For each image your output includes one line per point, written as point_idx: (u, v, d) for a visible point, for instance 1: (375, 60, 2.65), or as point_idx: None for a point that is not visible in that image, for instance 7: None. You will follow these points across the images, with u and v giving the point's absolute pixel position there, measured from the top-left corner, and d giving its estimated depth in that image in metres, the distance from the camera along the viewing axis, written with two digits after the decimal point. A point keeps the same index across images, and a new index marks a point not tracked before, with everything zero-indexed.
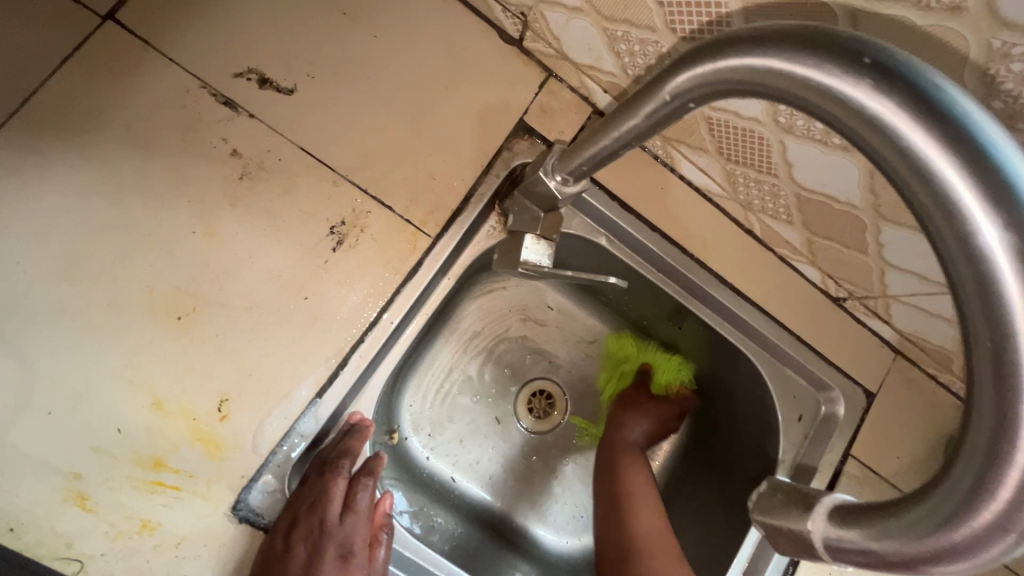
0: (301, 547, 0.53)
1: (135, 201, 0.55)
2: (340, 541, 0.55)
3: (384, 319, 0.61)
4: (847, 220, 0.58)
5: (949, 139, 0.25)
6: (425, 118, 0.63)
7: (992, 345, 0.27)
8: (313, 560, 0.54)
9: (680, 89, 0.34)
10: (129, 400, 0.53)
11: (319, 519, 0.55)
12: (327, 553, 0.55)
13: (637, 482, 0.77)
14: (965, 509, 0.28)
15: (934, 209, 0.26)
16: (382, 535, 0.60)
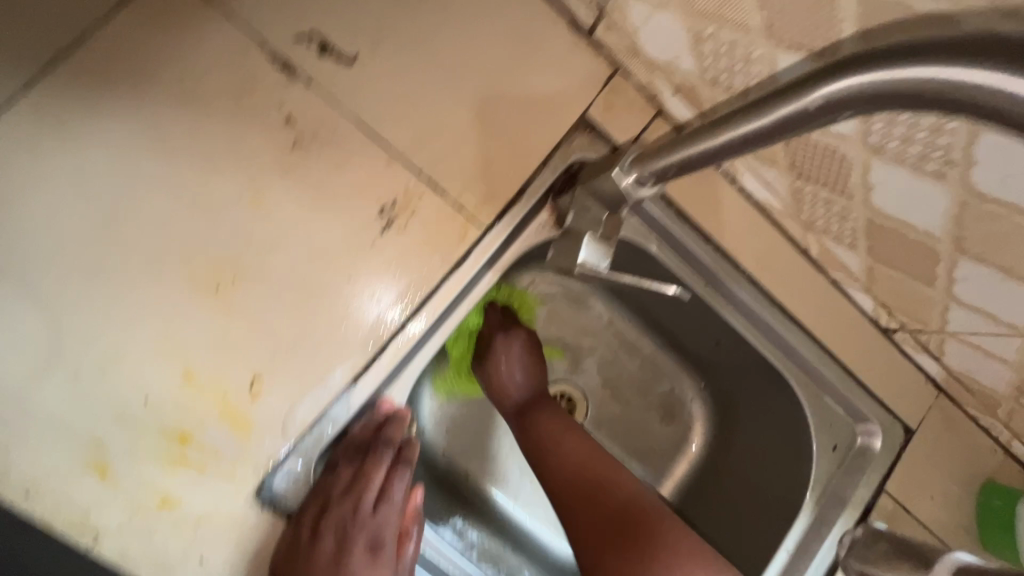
0: (330, 539, 0.54)
1: (183, 160, 0.52)
2: (371, 533, 0.56)
3: (414, 324, 0.57)
4: (920, 250, 0.55)
5: None
6: (489, 101, 0.60)
7: None
8: (342, 549, 0.54)
9: (828, 95, 0.30)
10: (159, 369, 0.50)
11: (353, 509, 0.55)
12: (357, 544, 0.55)
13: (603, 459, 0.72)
14: None
15: None
16: (411, 529, 0.59)
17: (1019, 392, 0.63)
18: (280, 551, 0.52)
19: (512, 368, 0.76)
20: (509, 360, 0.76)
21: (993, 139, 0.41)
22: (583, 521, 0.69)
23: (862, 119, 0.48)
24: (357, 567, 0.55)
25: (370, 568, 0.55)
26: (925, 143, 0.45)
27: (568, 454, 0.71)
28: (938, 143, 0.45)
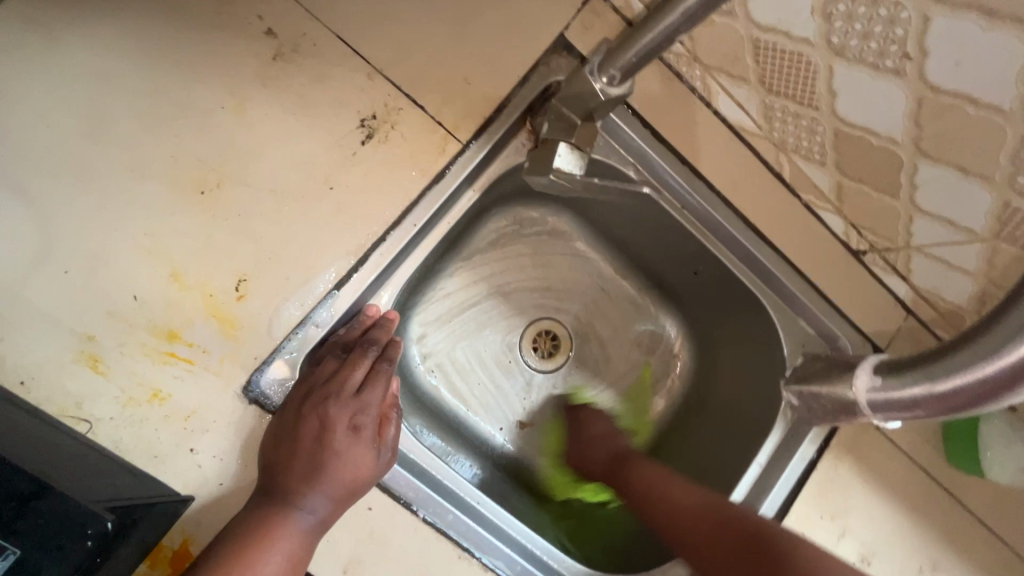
0: (314, 417, 0.55)
1: (167, 68, 0.53)
2: (353, 414, 0.56)
3: (393, 234, 0.59)
4: (884, 157, 0.57)
5: None
6: (466, 19, 0.61)
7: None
8: (325, 431, 0.55)
9: None
10: (148, 268, 0.52)
11: (336, 391, 0.56)
12: (339, 426, 0.55)
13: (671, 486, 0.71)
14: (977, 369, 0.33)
15: None
16: (392, 414, 0.60)
17: (980, 304, 0.65)
18: (268, 436, 0.54)
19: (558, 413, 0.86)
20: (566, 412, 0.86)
21: (947, 20, 0.42)
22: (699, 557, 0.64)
23: (823, 19, 0.49)
24: (343, 446, 0.55)
25: (354, 447, 0.55)
26: (882, 37, 0.47)
27: (684, 506, 0.68)
28: (894, 36, 0.46)
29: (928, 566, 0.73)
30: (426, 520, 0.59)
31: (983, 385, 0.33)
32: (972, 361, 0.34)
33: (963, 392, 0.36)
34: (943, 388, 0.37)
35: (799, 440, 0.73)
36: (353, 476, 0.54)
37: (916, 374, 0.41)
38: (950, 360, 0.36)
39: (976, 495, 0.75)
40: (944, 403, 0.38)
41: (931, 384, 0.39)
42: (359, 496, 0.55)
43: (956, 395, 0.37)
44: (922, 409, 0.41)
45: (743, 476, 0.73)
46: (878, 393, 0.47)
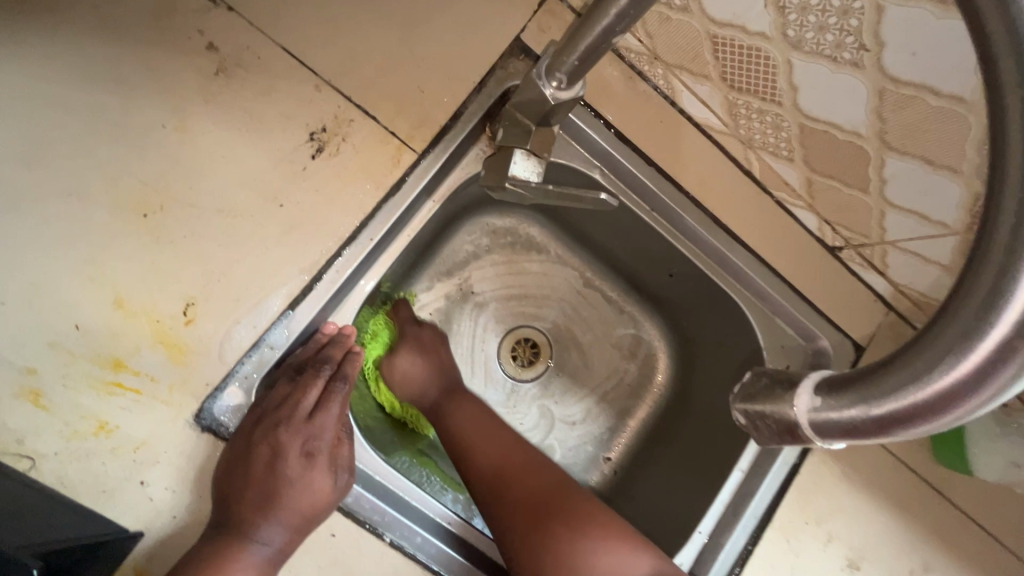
0: (265, 444, 0.54)
1: (104, 87, 0.52)
2: (306, 439, 0.56)
3: (349, 250, 0.58)
4: (850, 151, 0.55)
5: None
6: (418, 26, 0.59)
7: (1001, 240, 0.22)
8: (277, 457, 0.55)
9: None
10: (90, 296, 0.51)
11: (288, 416, 0.56)
12: (292, 451, 0.56)
13: (495, 436, 0.70)
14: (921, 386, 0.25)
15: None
16: (347, 435, 0.59)
17: None
18: (221, 467, 0.52)
19: (406, 363, 0.73)
20: (409, 353, 0.73)
21: (902, 9, 0.41)
22: (516, 498, 0.67)
23: (777, 11, 0.48)
24: (295, 471, 0.55)
25: (307, 471, 0.54)
26: (837, 29, 0.45)
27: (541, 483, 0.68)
28: (849, 27, 0.44)
29: (919, 568, 0.71)
30: (394, 544, 0.57)
31: (972, 378, 0.23)
32: (1007, 280, 0.22)
33: (1005, 351, 0.22)
34: (959, 370, 0.24)
35: (780, 443, 0.70)
36: (310, 502, 0.53)
37: (884, 379, 0.27)
38: (957, 316, 0.24)
39: (966, 493, 0.72)
40: (970, 395, 0.24)
41: (930, 376, 0.25)
42: (318, 523, 0.54)
43: (992, 370, 0.23)
44: (924, 422, 0.26)
45: (722, 486, 0.71)
46: (836, 433, 0.31)
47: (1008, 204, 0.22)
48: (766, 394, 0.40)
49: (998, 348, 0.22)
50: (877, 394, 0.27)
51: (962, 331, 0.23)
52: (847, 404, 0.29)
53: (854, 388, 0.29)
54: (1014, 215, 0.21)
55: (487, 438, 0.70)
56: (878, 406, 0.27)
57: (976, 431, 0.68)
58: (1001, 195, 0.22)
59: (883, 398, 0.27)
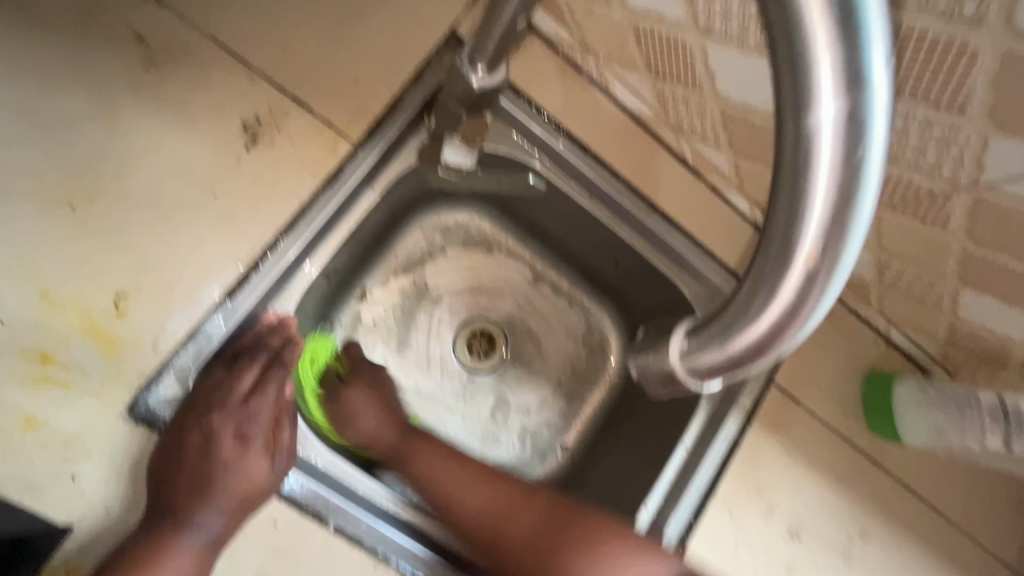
0: (198, 430, 0.54)
1: (29, 81, 0.51)
2: (240, 424, 0.57)
3: (287, 239, 0.58)
4: (767, 134, 0.58)
5: None
6: (351, 19, 0.61)
7: (790, 182, 0.22)
8: (210, 441, 0.55)
9: None
10: (15, 290, 0.50)
11: (221, 402, 0.56)
12: (226, 435, 0.56)
13: (457, 487, 0.66)
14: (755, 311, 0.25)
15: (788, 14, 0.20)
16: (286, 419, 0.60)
17: (881, 272, 0.67)
18: (155, 458, 0.51)
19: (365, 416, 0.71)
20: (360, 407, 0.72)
21: None
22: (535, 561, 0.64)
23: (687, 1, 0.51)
24: (229, 455, 0.56)
25: (241, 456, 0.55)
26: (740, 16, 0.48)
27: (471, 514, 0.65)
28: (749, 14, 0.47)
29: (857, 534, 0.74)
30: (338, 531, 0.57)
31: (794, 296, 0.24)
32: (797, 212, 0.23)
33: (812, 273, 0.23)
34: (783, 298, 0.24)
35: (721, 420, 0.73)
36: (246, 484, 0.53)
37: (728, 317, 0.26)
38: (766, 246, 0.24)
39: (898, 460, 0.76)
40: (795, 317, 0.24)
41: (762, 306, 0.24)
42: (256, 506, 0.54)
43: (806, 291, 0.24)
44: (768, 352, 0.25)
45: (670, 459, 0.73)
46: (706, 374, 0.28)
47: (790, 128, 0.22)
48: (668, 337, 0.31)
49: (807, 270, 0.23)
50: (729, 328, 0.26)
51: (774, 262, 0.24)
52: (705, 346, 0.27)
53: (718, 327, 0.27)
54: (794, 149, 0.22)
55: (465, 488, 0.66)
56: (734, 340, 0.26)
57: (903, 401, 0.72)
58: (783, 127, 0.22)
59: (735, 330, 0.26)
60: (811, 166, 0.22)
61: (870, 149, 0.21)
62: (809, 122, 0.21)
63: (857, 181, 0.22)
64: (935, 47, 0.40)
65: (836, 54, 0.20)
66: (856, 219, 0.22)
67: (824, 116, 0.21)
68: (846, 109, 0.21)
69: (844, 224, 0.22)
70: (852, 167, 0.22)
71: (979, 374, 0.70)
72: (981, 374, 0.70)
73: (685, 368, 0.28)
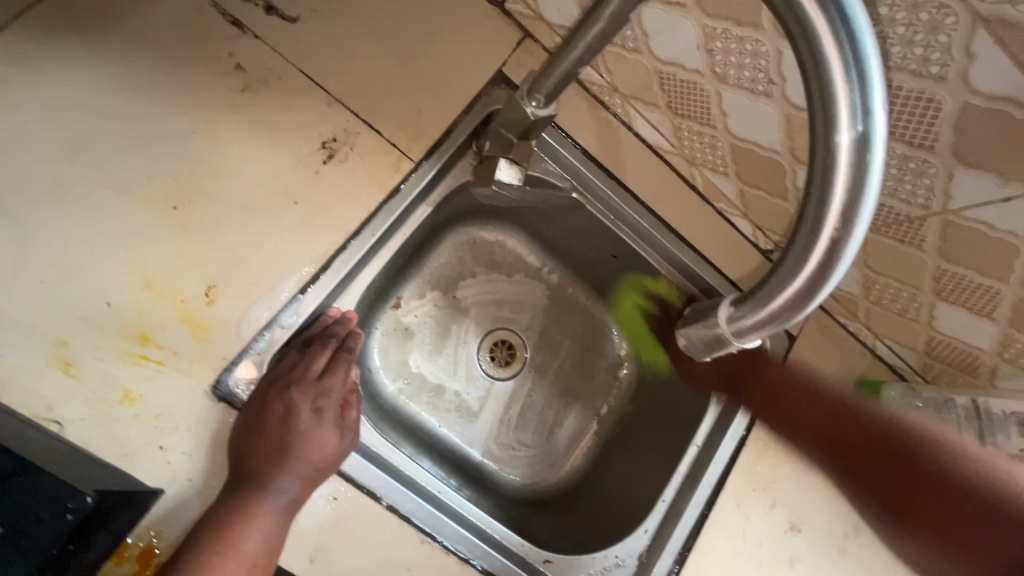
0: (278, 402, 0.59)
1: (143, 98, 0.59)
2: (315, 398, 0.61)
3: (355, 243, 0.66)
4: (771, 165, 0.68)
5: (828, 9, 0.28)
6: (415, 57, 0.70)
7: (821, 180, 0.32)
8: (289, 413, 0.59)
9: None
10: (121, 277, 0.56)
11: (299, 378, 0.61)
12: (303, 408, 0.60)
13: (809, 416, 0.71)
14: (795, 270, 0.34)
15: (814, 74, 0.30)
16: (354, 399, 0.65)
17: (867, 289, 0.77)
18: (240, 425, 0.57)
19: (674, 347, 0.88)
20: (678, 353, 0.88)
21: (795, 54, 0.54)
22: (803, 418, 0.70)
23: (706, 53, 0.61)
24: (305, 427, 0.59)
25: (316, 427, 0.59)
26: (752, 67, 0.58)
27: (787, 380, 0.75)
28: (760, 66, 0.58)
29: (851, 530, 0.81)
30: (390, 509, 0.63)
31: (821, 260, 0.33)
32: (822, 202, 0.32)
33: (834, 244, 0.33)
34: (816, 258, 0.33)
35: (728, 420, 0.82)
36: (321, 453, 0.58)
37: (777, 277, 0.36)
38: (802, 222, 0.33)
39: None
40: (823, 274, 0.34)
41: (800, 266, 0.34)
42: (325, 476, 0.59)
43: (830, 255, 0.33)
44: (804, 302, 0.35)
45: (683, 458, 0.82)
46: (755, 327, 0.39)
47: (821, 139, 0.31)
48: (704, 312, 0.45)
49: (830, 242, 0.32)
50: (781, 282, 0.36)
51: (807, 238, 0.33)
52: (757, 304, 0.38)
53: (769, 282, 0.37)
54: (822, 159, 0.31)
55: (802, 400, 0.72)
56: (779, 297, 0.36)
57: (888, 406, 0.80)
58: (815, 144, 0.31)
59: (780, 288, 0.35)
60: (835, 163, 0.31)
61: (876, 160, 0.30)
62: (831, 137, 0.30)
63: (864, 179, 0.31)
64: (908, 98, 0.51)
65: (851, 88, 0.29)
66: (866, 206, 0.32)
67: (842, 134, 0.30)
68: (857, 128, 0.30)
69: (858, 206, 0.31)
70: (864, 165, 0.31)
71: (955, 383, 0.79)
72: (957, 383, 0.79)
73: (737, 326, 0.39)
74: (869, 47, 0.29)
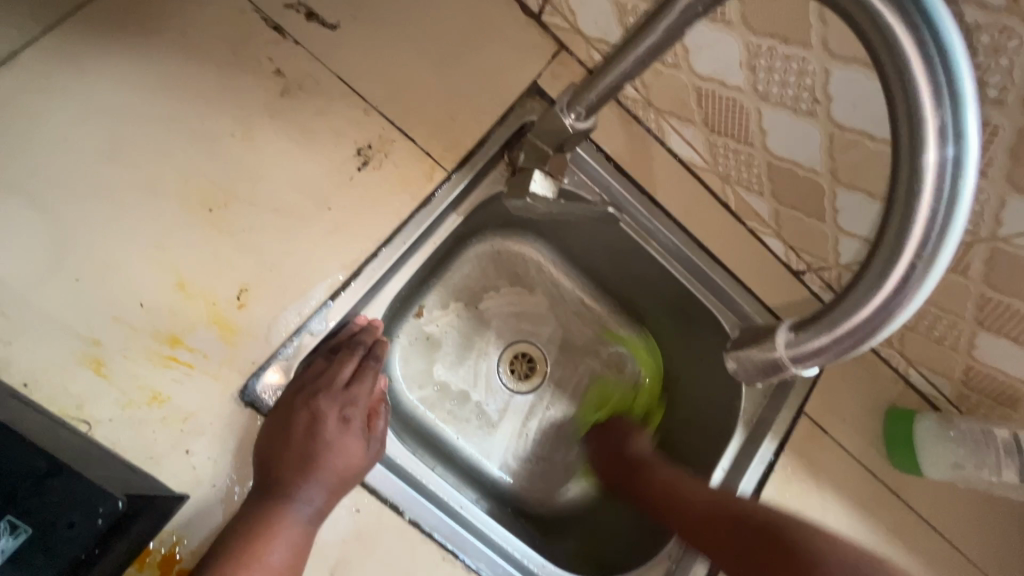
0: (305, 410, 0.58)
1: (183, 101, 0.59)
2: (342, 406, 0.60)
3: (385, 251, 0.65)
4: (809, 185, 0.67)
5: (924, 43, 0.30)
6: (451, 66, 0.70)
7: (904, 204, 0.33)
8: (316, 421, 0.58)
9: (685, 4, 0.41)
10: (155, 278, 0.56)
11: (327, 385, 0.60)
12: (330, 415, 0.59)
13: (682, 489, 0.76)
14: (869, 294, 0.36)
15: (902, 105, 0.31)
16: (381, 408, 0.65)
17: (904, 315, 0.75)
18: (263, 434, 0.56)
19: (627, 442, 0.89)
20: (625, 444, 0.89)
21: (843, 73, 0.53)
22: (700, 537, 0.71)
23: (749, 70, 0.60)
24: (332, 435, 0.59)
25: (343, 436, 0.59)
26: (796, 86, 0.58)
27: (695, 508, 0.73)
28: (804, 85, 0.57)
29: None
30: (413, 523, 0.61)
31: (900, 283, 0.35)
32: (903, 226, 0.34)
33: (911, 269, 0.34)
34: (892, 280, 0.35)
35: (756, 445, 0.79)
36: (346, 464, 0.57)
37: (845, 304, 0.38)
38: (882, 243, 0.35)
39: (920, 494, 0.81)
40: (900, 298, 0.35)
41: (875, 291, 0.36)
42: (351, 486, 0.58)
43: (908, 279, 0.35)
44: (861, 339, 0.38)
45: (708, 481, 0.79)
46: (810, 353, 0.42)
47: (906, 165, 0.33)
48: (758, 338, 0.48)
49: (909, 267, 0.34)
50: (843, 314, 0.38)
51: (884, 260, 0.35)
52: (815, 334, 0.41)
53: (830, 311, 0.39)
54: (906, 185, 0.33)
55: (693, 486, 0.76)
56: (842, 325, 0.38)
57: (923, 436, 0.78)
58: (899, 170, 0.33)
59: (845, 316, 0.38)
60: (919, 190, 0.32)
61: (964, 187, 0.32)
62: (918, 164, 0.32)
63: (950, 204, 0.32)
64: None
65: (941, 117, 0.31)
66: (952, 228, 0.33)
67: (929, 160, 0.32)
68: (946, 153, 0.31)
69: (941, 231, 0.33)
70: (951, 190, 0.32)
71: (994, 415, 0.76)
72: (995, 414, 0.77)
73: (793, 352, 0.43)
74: (963, 75, 0.30)
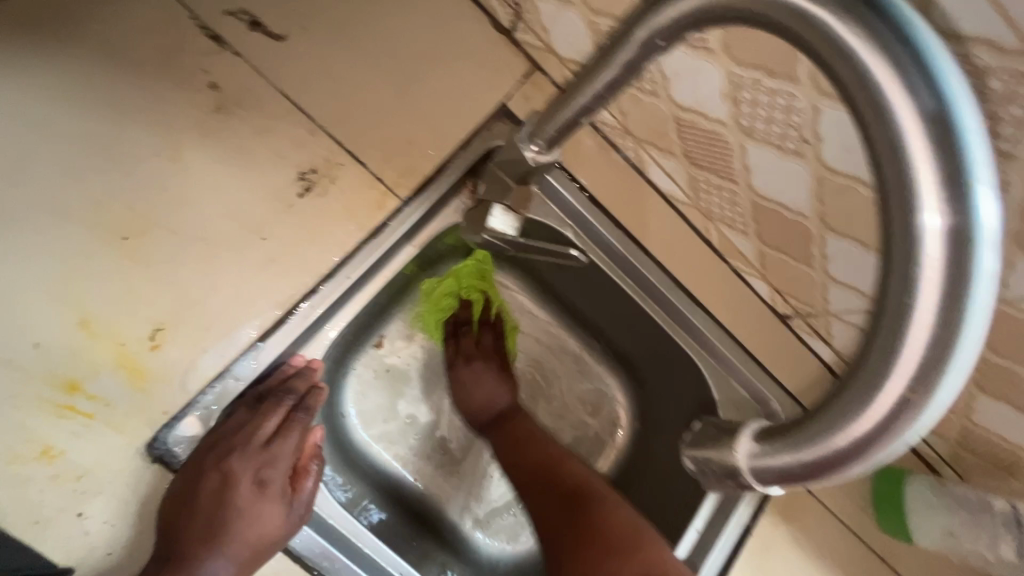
0: (216, 472, 0.54)
1: (99, 114, 0.53)
2: (258, 468, 0.56)
3: (326, 286, 0.59)
4: (795, 229, 0.61)
5: (926, 114, 0.25)
6: (411, 84, 0.64)
7: (897, 319, 0.27)
8: (225, 487, 0.55)
9: (648, 34, 0.35)
10: (55, 315, 0.50)
11: (243, 445, 0.56)
12: (243, 481, 0.56)
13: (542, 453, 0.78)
14: (846, 420, 0.30)
15: (896, 194, 0.26)
16: (312, 466, 0.60)
17: None
18: (168, 501, 0.52)
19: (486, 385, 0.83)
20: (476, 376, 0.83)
21: (833, 113, 0.47)
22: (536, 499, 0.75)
23: (732, 103, 0.54)
24: (244, 501, 0.55)
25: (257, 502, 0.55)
26: (783, 123, 0.52)
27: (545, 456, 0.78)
28: (792, 123, 0.51)
29: None
30: None
31: (886, 415, 0.28)
32: (892, 348, 0.27)
33: (902, 403, 0.28)
34: (877, 411, 0.29)
35: (733, 506, 0.73)
36: (259, 533, 0.53)
37: (816, 426, 0.32)
38: (866, 364, 0.29)
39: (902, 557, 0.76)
40: (887, 434, 0.29)
41: (853, 419, 0.30)
42: (268, 555, 0.54)
43: (896, 415, 0.28)
44: (831, 469, 0.32)
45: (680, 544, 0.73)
46: (773, 473, 0.36)
47: (900, 272, 0.27)
48: (714, 440, 0.45)
49: (900, 398, 0.28)
50: (809, 439, 0.33)
51: (867, 386, 0.29)
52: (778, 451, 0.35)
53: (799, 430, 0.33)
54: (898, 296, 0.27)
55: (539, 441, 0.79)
56: (808, 451, 0.33)
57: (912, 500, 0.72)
58: (890, 276, 0.27)
59: (813, 441, 0.32)
60: (917, 282, 0.26)
61: (974, 305, 0.26)
62: (917, 270, 0.26)
63: (955, 327, 0.26)
64: None
65: (946, 199, 0.25)
66: (959, 354, 0.27)
67: (931, 264, 0.25)
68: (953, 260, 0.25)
69: (944, 351, 0.26)
70: (959, 283, 0.26)
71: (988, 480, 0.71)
72: None
73: (753, 466, 0.38)
74: (973, 154, 0.25)
